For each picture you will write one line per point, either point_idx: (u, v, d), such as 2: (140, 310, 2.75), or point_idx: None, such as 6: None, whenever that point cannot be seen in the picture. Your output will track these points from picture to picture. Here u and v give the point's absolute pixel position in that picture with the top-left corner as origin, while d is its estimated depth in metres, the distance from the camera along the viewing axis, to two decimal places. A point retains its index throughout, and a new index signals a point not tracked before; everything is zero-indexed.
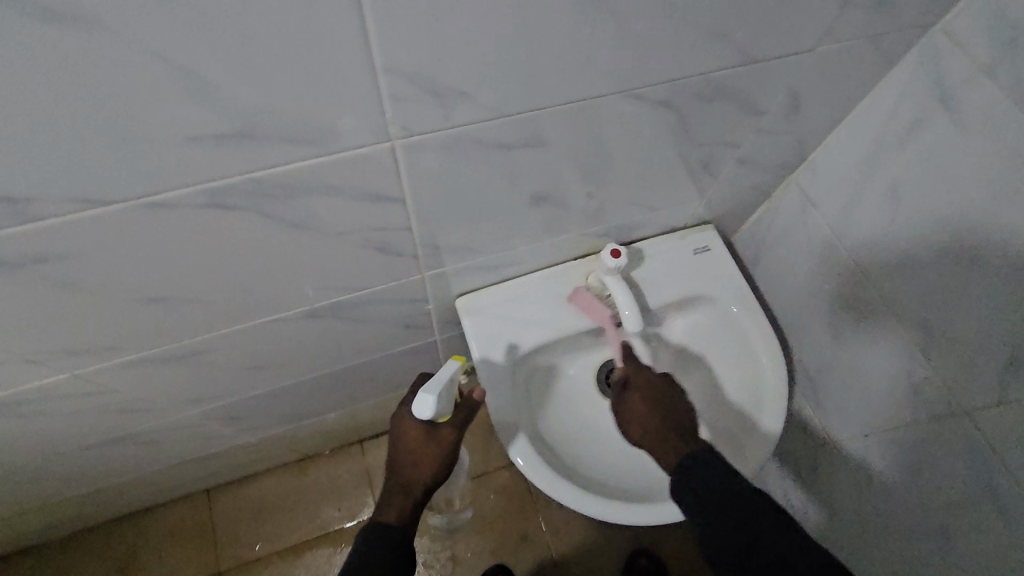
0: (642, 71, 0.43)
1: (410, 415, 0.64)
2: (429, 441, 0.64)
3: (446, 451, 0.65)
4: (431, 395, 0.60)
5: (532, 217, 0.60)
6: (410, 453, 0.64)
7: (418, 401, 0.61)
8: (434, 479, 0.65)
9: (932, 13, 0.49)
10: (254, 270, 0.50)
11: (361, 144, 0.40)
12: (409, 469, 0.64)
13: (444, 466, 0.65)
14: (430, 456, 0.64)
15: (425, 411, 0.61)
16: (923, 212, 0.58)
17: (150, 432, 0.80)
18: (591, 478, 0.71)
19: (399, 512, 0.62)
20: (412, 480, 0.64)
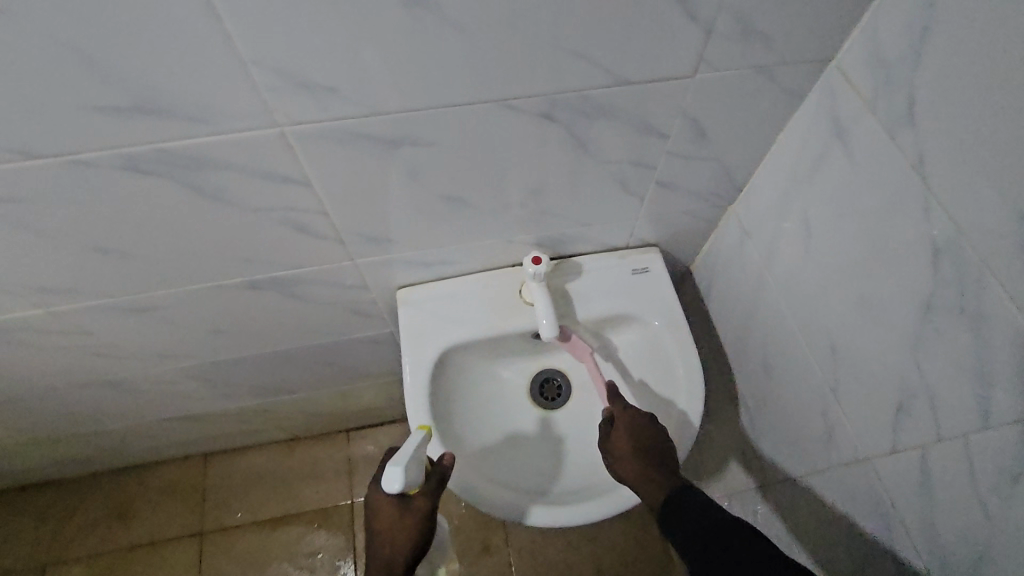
0: (510, 84, 0.48)
1: (379, 494, 0.62)
2: (402, 516, 0.61)
3: (421, 522, 0.62)
4: (398, 466, 0.58)
5: (452, 217, 0.66)
6: (385, 533, 0.61)
7: (387, 472, 0.59)
8: (416, 550, 0.62)
9: (819, 49, 0.50)
10: (188, 233, 0.58)
11: (252, 128, 0.47)
12: (387, 549, 0.61)
13: (421, 537, 0.62)
14: (407, 531, 0.61)
15: (393, 482, 0.59)
16: (830, 247, 0.57)
17: (133, 380, 0.90)
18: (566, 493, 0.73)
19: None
20: (393, 558, 0.61)
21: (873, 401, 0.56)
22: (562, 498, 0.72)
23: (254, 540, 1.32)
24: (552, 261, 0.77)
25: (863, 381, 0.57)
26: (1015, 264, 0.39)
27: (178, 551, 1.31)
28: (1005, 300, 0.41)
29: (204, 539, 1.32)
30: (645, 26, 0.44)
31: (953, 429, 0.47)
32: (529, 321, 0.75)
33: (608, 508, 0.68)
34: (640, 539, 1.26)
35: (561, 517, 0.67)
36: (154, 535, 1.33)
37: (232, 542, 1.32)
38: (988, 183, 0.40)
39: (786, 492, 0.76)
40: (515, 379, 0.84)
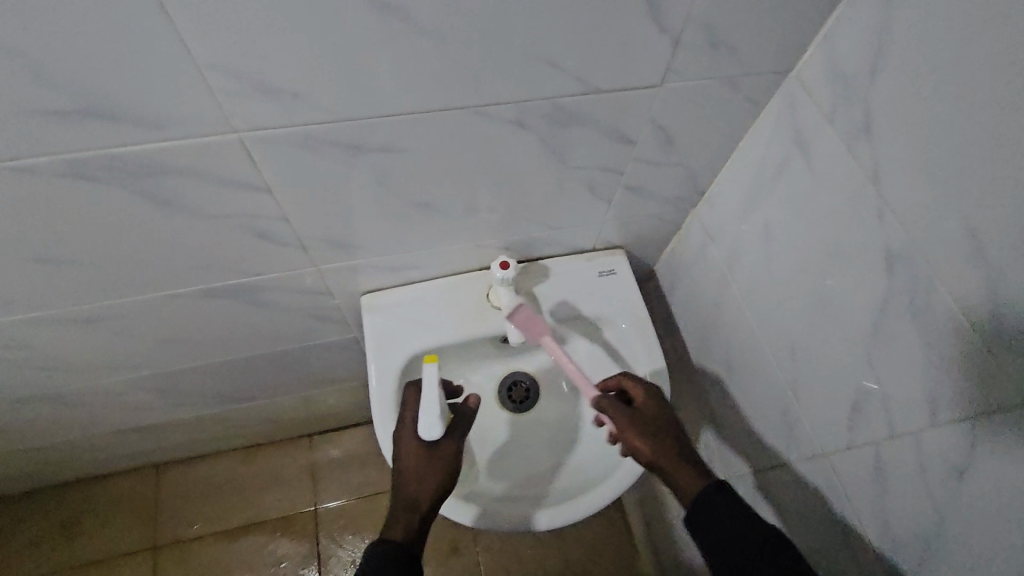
0: (480, 91, 0.47)
1: (410, 434, 0.62)
2: (431, 456, 0.61)
3: (450, 467, 0.61)
4: (434, 415, 0.61)
5: (420, 222, 0.64)
6: (414, 471, 0.60)
7: (424, 424, 0.61)
8: (439, 497, 0.60)
9: (781, 60, 0.52)
10: (139, 241, 0.55)
11: (208, 134, 0.45)
12: (416, 485, 0.59)
13: (447, 481, 0.60)
14: (435, 472, 0.60)
15: (435, 431, 0.61)
16: (789, 252, 0.60)
17: (78, 392, 0.85)
18: (564, 492, 0.73)
19: (407, 527, 0.56)
20: (419, 497, 0.58)
21: (830, 400, 0.58)
22: (560, 497, 0.72)
23: (213, 552, 1.27)
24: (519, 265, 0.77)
25: (820, 380, 0.59)
26: (961, 272, 0.42)
27: (131, 567, 1.25)
28: (952, 306, 0.43)
29: (159, 553, 1.27)
30: (616, 36, 0.44)
31: (903, 426, 0.50)
32: (497, 325, 0.75)
33: (611, 488, 0.68)
34: (606, 532, 1.29)
35: (563, 513, 0.67)
36: (104, 551, 1.26)
37: (190, 554, 1.27)
38: (938, 195, 0.42)
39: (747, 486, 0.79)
40: (485, 385, 0.83)
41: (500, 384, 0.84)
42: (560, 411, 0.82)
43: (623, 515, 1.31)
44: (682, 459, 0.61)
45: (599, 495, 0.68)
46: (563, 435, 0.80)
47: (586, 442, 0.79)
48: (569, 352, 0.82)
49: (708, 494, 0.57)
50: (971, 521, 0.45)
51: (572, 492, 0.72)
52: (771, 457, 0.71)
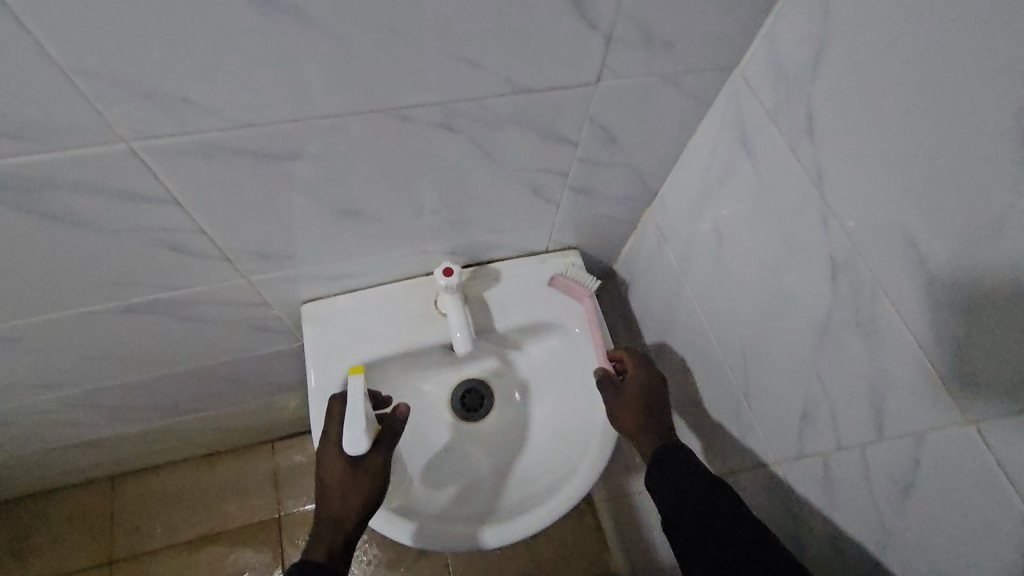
0: (397, 93, 0.43)
1: (334, 447, 0.60)
2: (354, 472, 0.58)
3: (376, 481, 0.59)
4: (357, 426, 0.58)
5: (354, 229, 0.61)
6: (336, 488, 0.58)
7: (348, 439, 0.58)
8: (366, 512, 0.58)
9: (722, 55, 0.49)
10: (37, 259, 0.50)
11: (90, 144, 0.40)
12: (338, 502, 0.57)
13: (374, 496, 0.59)
14: (360, 488, 0.58)
15: (360, 445, 0.58)
16: (740, 256, 0.57)
17: (5, 412, 0.80)
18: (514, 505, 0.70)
19: (330, 546, 0.55)
20: (342, 515, 0.57)
21: (781, 409, 0.56)
22: (510, 510, 0.69)
23: (172, 565, 1.23)
24: (467, 269, 0.74)
25: (772, 388, 0.57)
26: (904, 283, 0.40)
27: None
28: (897, 318, 0.41)
29: (115, 569, 1.22)
30: (540, 31, 0.41)
31: (852, 438, 0.48)
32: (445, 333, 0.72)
33: (562, 503, 0.66)
34: (577, 529, 1.27)
35: (513, 529, 0.64)
36: (57, 569, 1.21)
37: (148, 569, 1.22)
38: (881, 202, 0.40)
39: None
40: (438, 393, 0.81)
41: (454, 391, 0.81)
42: (514, 418, 0.79)
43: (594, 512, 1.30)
44: (646, 430, 0.63)
45: (550, 510, 0.66)
46: (520, 443, 0.78)
47: (539, 450, 0.76)
48: (525, 358, 0.80)
49: (679, 470, 0.57)
50: (918, 537, 0.44)
51: (525, 503, 0.70)
52: (727, 463, 0.69)
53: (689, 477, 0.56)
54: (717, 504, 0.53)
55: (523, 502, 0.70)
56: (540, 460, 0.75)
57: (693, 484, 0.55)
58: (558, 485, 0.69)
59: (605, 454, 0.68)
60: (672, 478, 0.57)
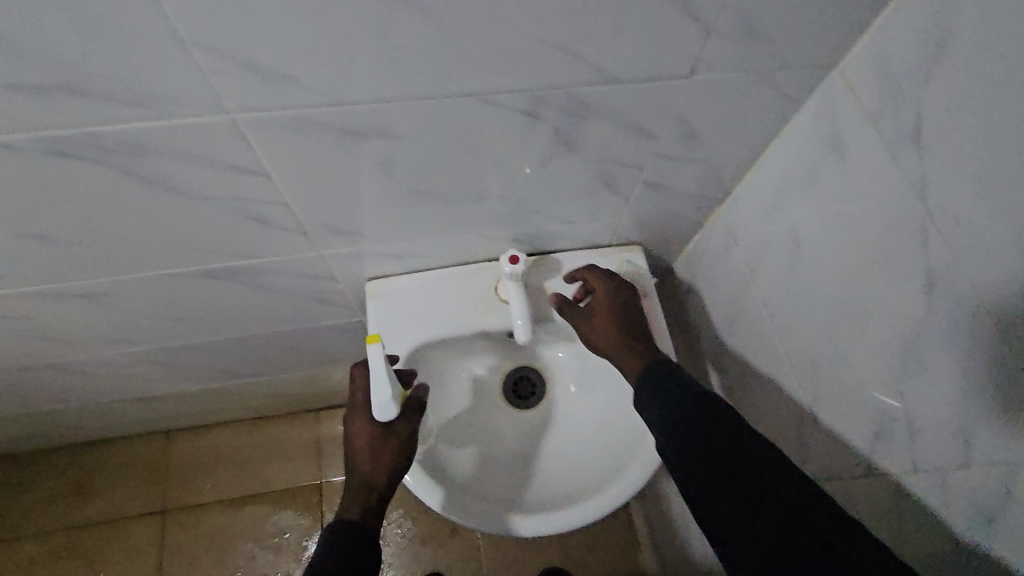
0: (487, 78, 0.43)
1: (363, 413, 0.62)
2: (384, 437, 0.60)
3: (404, 445, 0.61)
4: (386, 396, 0.57)
5: (424, 212, 0.61)
6: (365, 453, 0.60)
7: (378, 406, 0.58)
8: (395, 476, 0.60)
9: (823, 53, 0.47)
10: (131, 220, 0.53)
11: (194, 114, 0.42)
12: (369, 465, 0.59)
13: (402, 460, 0.61)
14: (388, 452, 0.60)
15: (390, 412, 0.58)
16: (819, 264, 0.55)
17: (84, 363, 0.86)
18: (559, 497, 0.71)
19: (362, 508, 0.58)
20: (371, 479, 0.59)
21: (851, 422, 0.55)
22: (555, 503, 0.70)
23: (219, 519, 1.29)
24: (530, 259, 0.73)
25: (841, 401, 0.55)
26: (1011, 303, 0.37)
27: (140, 529, 1.27)
28: (997, 340, 0.39)
29: (167, 517, 1.28)
30: (640, 22, 0.40)
31: (931, 458, 0.46)
32: (503, 319, 0.72)
33: (608, 501, 0.66)
34: (609, 522, 1.27)
35: (557, 523, 0.65)
36: (115, 511, 1.28)
37: (196, 520, 1.28)
38: (991, 216, 0.38)
39: None
40: (489, 377, 0.81)
41: (506, 378, 0.82)
42: (563, 410, 0.80)
43: (627, 507, 1.29)
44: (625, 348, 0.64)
45: (595, 507, 0.66)
46: (555, 443, 0.77)
47: (585, 443, 0.76)
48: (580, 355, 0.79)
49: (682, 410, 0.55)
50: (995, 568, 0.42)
51: (551, 502, 0.70)
52: None
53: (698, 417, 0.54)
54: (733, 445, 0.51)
55: (542, 501, 0.70)
56: (586, 454, 0.75)
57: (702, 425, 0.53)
58: (580, 498, 0.69)
59: (639, 483, 0.67)
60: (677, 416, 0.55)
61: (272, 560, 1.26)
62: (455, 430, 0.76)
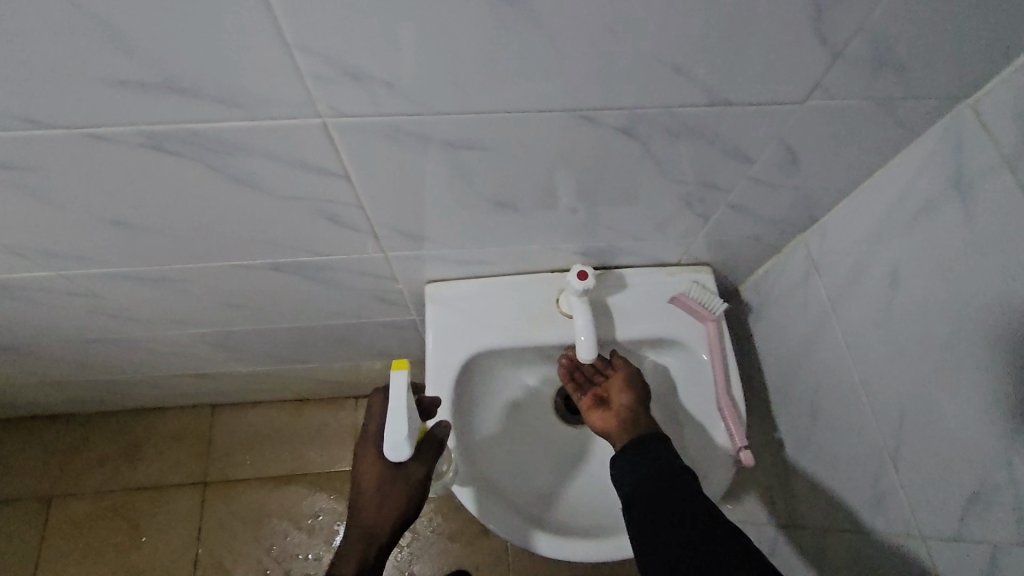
0: (592, 93, 0.41)
1: (376, 449, 0.58)
2: (394, 479, 0.56)
3: (415, 490, 0.57)
4: (402, 434, 0.54)
5: (495, 221, 0.60)
6: (370, 496, 0.56)
7: (391, 443, 0.54)
8: (400, 521, 0.57)
9: (955, 83, 0.43)
10: (209, 212, 0.53)
11: (290, 117, 0.41)
12: (373, 512, 0.56)
13: (411, 506, 0.57)
14: (395, 498, 0.56)
15: (402, 452, 0.55)
16: (920, 309, 0.51)
17: (144, 339, 0.87)
18: (612, 523, 0.69)
19: (361, 560, 0.55)
20: (375, 526, 0.56)
21: (941, 480, 0.51)
22: (608, 528, 0.68)
23: (255, 496, 1.28)
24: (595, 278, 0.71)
25: (931, 455, 0.52)
26: None
27: (180, 499, 1.27)
28: None
29: (207, 489, 1.28)
30: (765, 44, 0.38)
31: None
32: (565, 332, 0.70)
33: None
34: None
35: (612, 550, 0.64)
36: (157, 479, 1.29)
37: (235, 494, 1.28)
38: None
39: (813, 540, 0.72)
40: (540, 389, 0.80)
41: (558, 393, 0.80)
42: None
43: None
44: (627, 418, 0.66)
45: None
46: (588, 469, 0.75)
47: None
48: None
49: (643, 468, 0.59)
50: None
51: (604, 528, 0.68)
52: (850, 519, 0.64)
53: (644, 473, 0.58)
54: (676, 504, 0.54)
55: (595, 527, 0.69)
56: None
57: (649, 480, 0.57)
58: None
59: None
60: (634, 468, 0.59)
61: (305, 542, 1.24)
62: (505, 445, 0.75)
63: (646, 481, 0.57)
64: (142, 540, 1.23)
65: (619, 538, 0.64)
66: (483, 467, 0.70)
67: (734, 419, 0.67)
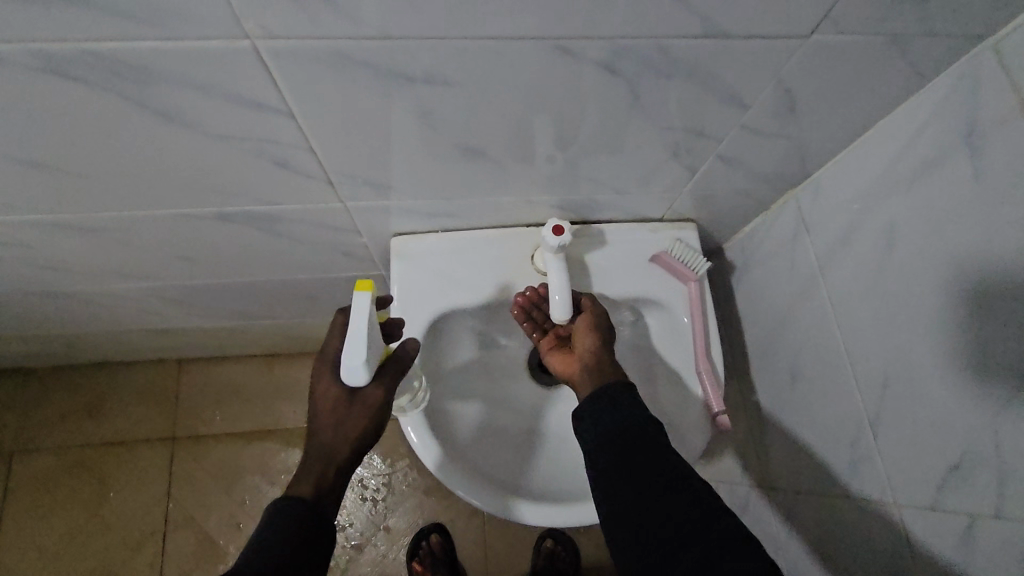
0: (570, 17, 0.36)
1: (333, 371, 0.54)
2: (351, 402, 0.53)
3: (374, 414, 0.54)
4: (360, 356, 0.50)
5: (465, 170, 0.54)
6: (328, 419, 0.53)
7: (347, 368, 0.50)
8: (361, 444, 0.54)
9: (978, 19, 0.38)
10: (135, 151, 0.46)
11: (212, 37, 0.35)
12: (331, 434, 0.53)
13: (371, 429, 0.54)
14: (354, 423, 0.53)
15: (359, 377, 0.51)
16: (915, 271, 0.48)
17: (90, 293, 0.82)
18: (586, 487, 0.67)
19: (317, 484, 0.52)
20: (333, 450, 0.53)
21: (923, 446, 0.49)
22: (581, 493, 0.66)
23: (225, 452, 1.25)
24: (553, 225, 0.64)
25: (914, 423, 0.50)
26: None
27: (147, 455, 1.24)
28: None
29: (175, 445, 1.25)
30: None
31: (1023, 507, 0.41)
32: (540, 291, 0.66)
33: None
34: None
35: (584, 515, 0.62)
36: (122, 434, 1.25)
37: (204, 450, 1.25)
38: None
39: (784, 499, 0.72)
40: (513, 350, 0.76)
41: (531, 354, 0.77)
42: None
43: None
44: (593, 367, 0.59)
45: None
46: (562, 432, 0.73)
47: None
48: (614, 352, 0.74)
49: (619, 431, 0.53)
50: None
51: (577, 492, 0.66)
52: (824, 482, 0.63)
53: (623, 435, 0.53)
54: (658, 474, 0.50)
55: (568, 491, 0.67)
56: None
57: (627, 442, 0.52)
58: None
59: None
60: (612, 428, 0.53)
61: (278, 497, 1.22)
62: (475, 409, 0.72)
63: (625, 444, 0.52)
64: (110, 495, 1.21)
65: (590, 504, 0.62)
66: (450, 432, 0.67)
67: (713, 383, 0.65)
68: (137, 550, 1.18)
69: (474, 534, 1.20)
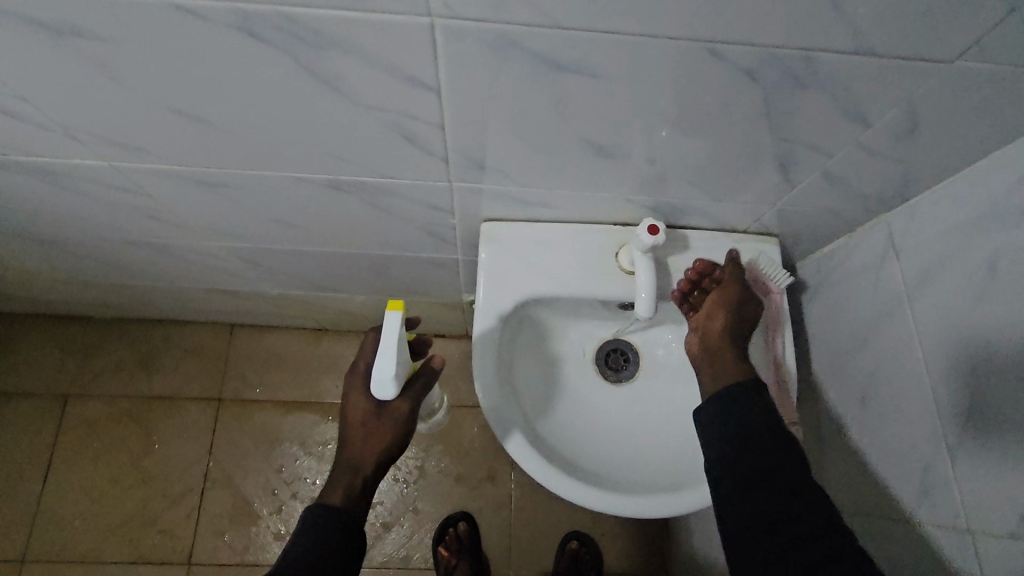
0: (726, 23, 0.38)
1: (362, 386, 0.59)
2: (379, 416, 0.58)
3: (400, 426, 0.59)
4: (388, 376, 0.55)
5: (575, 162, 0.57)
6: (357, 430, 0.58)
7: (377, 384, 0.56)
8: (389, 455, 0.59)
9: None
10: (282, 113, 0.50)
11: (397, 12, 0.38)
12: (358, 448, 0.58)
13: (397, 442, 0.59)
14: (382, 434, 0.58)
15: (388, 392, 0.56)
16: (1013, 301, 0.49)
17: (180, 247, 0.86)
18: (646, 480, 0.69)
19: (346, 493, 0.57)
20: (360, 461, 0.58)
21: (1006, 477, 0.50)
22: (640, 485, 0.68)
23: (268, 418, 1.29)
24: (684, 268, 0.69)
25: (998, 453, 0.51)
26: None
27: (194, 412, 1.28)
28: None
29: (221, 406, 1.29)
30: None
31: None
32: (621, 288, 0.68)
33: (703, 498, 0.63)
34: None
35: (648, 507, 0.64)
36: (173, 390, 1.30)
37: (248, 414, 1.29)
38: None
39: (838, 521, 0.72)
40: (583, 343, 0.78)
41: (600, 348, 0.78)
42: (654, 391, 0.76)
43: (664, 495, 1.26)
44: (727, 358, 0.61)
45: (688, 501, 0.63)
46: (622, 424, 0.74)
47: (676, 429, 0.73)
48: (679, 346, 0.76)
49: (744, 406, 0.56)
50: None
51: (637, 484, 0.68)
52: (886, 506, 0.64)
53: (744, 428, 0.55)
54: (783, 487, 0.51)
55: (628, 481, 0.69)
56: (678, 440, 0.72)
57: (746, 445, 0.54)
58: (671, 487, 0.67)
59: None
60: (729, 411, 0.56)
61: (314, 468, 1.25)
62: (542, 392, 0.74)
63: (750, 457, 0.53)
64: (155, 447, 1.25)
65: (655, 496, 0.64)
66: (520, 414, 0.69)
67: (787, 395, 0.66)
68: (175, 502, 1.21)
69: (501, 527, 1.22)
